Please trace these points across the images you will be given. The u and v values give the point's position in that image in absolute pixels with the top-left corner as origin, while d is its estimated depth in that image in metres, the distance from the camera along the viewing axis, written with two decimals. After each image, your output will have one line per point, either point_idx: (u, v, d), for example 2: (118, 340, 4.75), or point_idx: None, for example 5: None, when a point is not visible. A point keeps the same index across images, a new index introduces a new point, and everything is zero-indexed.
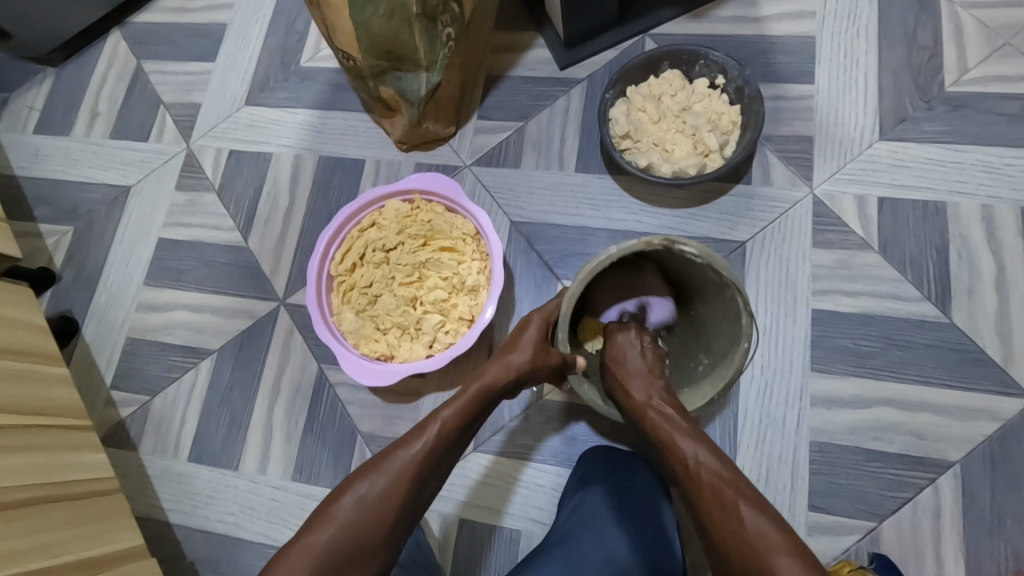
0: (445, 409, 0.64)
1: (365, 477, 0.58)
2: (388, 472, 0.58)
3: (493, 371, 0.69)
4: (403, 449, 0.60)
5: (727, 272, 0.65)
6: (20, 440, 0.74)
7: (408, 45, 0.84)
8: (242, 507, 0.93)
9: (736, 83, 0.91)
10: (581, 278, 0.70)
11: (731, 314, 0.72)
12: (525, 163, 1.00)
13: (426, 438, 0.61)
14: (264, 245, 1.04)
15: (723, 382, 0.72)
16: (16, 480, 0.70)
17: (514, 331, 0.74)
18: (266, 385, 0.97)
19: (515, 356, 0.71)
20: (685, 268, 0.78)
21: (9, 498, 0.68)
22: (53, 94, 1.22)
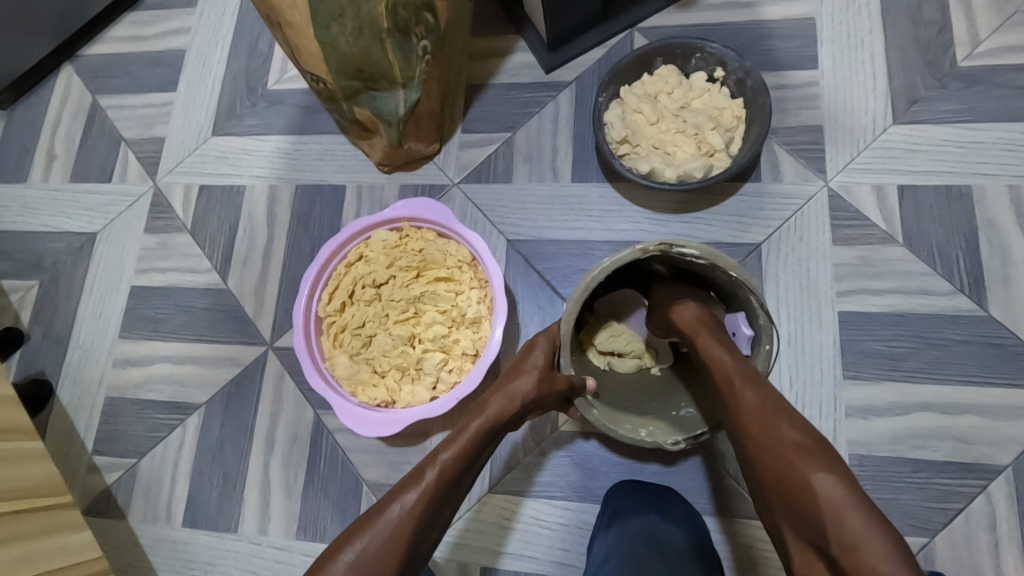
0: (447, 449, 0.59)
1: (362, 529, 0.52)
2: (388, 521, 0.53)
3: (498, 402, 0.65)
4: (404, 496, 0.55)
5: (733, 269, 0.63)
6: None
7: (381, 63, 0.77)
8: (245, 573, 0.86)
9: (737, 75, 0.85)
10: (578, 295, 0.66)
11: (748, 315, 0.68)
12: (517, 177, 0.94)
13: (425, 484, 0.56)
14: (244, 287, 0.97)
15: None
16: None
17: (519, 357, 0.70)
18: (260, 437, 0.90)
19: (520, 384, 0.66)
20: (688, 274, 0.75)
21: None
22: (6, 138, 1.15)
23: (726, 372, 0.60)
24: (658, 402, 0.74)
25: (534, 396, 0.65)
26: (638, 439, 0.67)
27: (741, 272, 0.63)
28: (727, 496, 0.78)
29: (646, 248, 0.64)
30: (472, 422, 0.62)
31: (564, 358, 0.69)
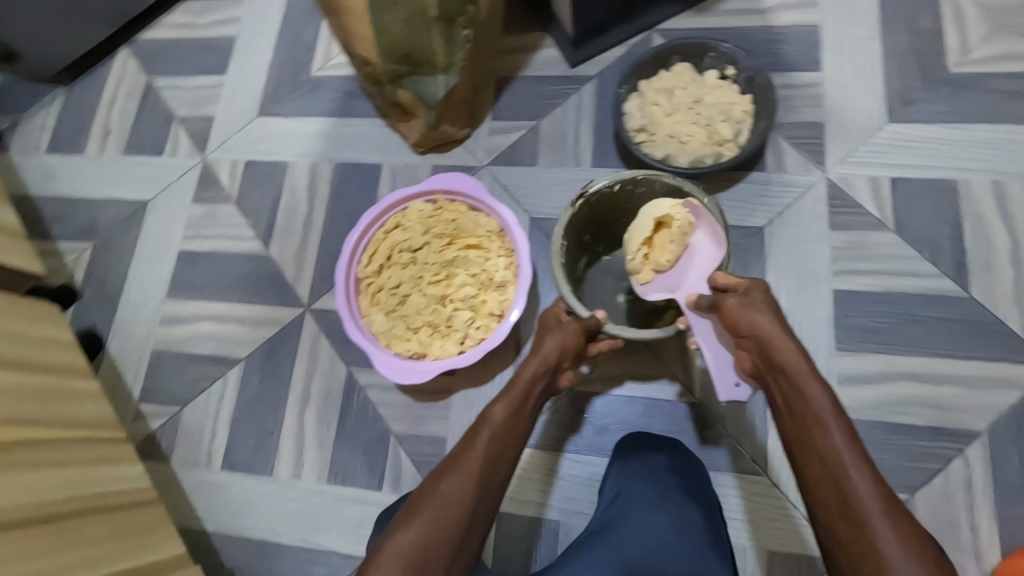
0: (501, 411, 0.63)
1: (440, 478, 0.56)
2: (462, 474, 0.56)
3: (538, 369, 0.69)
4: (470, 452, 0.58)
5: (631, 173, 0.80)
6: (51, 453, 0.73)
7: (428, 48, 0.86)
8: (278, 513, 0.93)
9: (746, 73, 0.93)
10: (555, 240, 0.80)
11: (681, 201, 0.80)
12: (541, 163, 1.02)
13: (484, 437, 0.59)
14: (285, 254, 1.05)
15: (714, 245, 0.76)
16: (51, 492, 0.70)
17: (545, 325, 0.76)
18: (296, 391, 0.97)
19: (548, 345, 0.71)
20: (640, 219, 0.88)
21: (44, 511, 0.68)
22: (65, 113, 1.23)
23: (815, 410, 0.55)
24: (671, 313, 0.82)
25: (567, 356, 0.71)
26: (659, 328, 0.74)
27: (640, 172, 0.81)
28: (727, 454, 0.85)
29: (575, 202, 0.81)
30: (519, 387, 0.66)
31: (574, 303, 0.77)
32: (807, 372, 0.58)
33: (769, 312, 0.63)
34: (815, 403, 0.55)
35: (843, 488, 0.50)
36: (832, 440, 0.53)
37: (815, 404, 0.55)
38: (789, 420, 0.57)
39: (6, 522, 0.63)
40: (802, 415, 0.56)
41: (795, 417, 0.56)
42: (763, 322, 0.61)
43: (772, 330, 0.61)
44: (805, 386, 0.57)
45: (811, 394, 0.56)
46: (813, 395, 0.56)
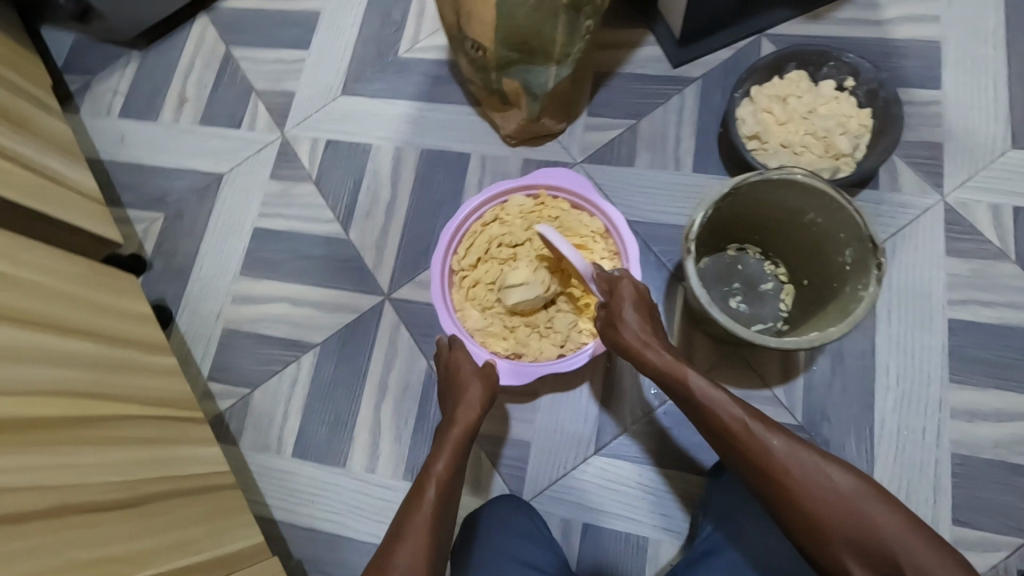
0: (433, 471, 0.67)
1: (393, 547, 0.60)
2: (412, 531, 0.60)
3: (460, 418, 0.73)
4: (412, 513, 0.63)
5: (751, 176, 0.71)
6: (138, 432, 0.70)
7: (548, 36, 0.82)
8: (350, 507, 0.90)
9: (868, 86, 0.90)
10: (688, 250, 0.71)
11: (816, 203, 0.73)
12: (639, 162, 0.98)
13: (431, 489, 0.65)
14: (366, 239, 1.02)
15: (871, 251, 0.68)
16: (141, 474, 0.66)
17: (451, 373, 0.78)
18: (372, 381, 0.94)
19: (472, 391, 0.75)
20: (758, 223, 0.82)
21: (138, 492, 0.64)
22: (138, 78, 1.18)
23: (746, 429, 0.61)
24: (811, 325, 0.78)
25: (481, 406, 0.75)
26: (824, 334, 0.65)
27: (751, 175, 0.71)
28: None
29: (687, 250, 0.71)
30: (448, 441, 0.71)
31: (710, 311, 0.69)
32: (716, 391, 0.64)
33: (639, 319, 0.71)
34: (742, 421, 0.62)
35: (795, 486, 0.57)
36: (774, 445, 0.59)
37: (742, 423, 0.61)
38: (724, 441, 0.63)
39: (104, 503, 0.59)
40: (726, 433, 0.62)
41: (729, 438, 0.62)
42: (648, 342, 0.69)
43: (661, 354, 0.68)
44: (718, 406, 0.63)
45: (722, 410, 0.63)
46: (726, 410, 0.63)
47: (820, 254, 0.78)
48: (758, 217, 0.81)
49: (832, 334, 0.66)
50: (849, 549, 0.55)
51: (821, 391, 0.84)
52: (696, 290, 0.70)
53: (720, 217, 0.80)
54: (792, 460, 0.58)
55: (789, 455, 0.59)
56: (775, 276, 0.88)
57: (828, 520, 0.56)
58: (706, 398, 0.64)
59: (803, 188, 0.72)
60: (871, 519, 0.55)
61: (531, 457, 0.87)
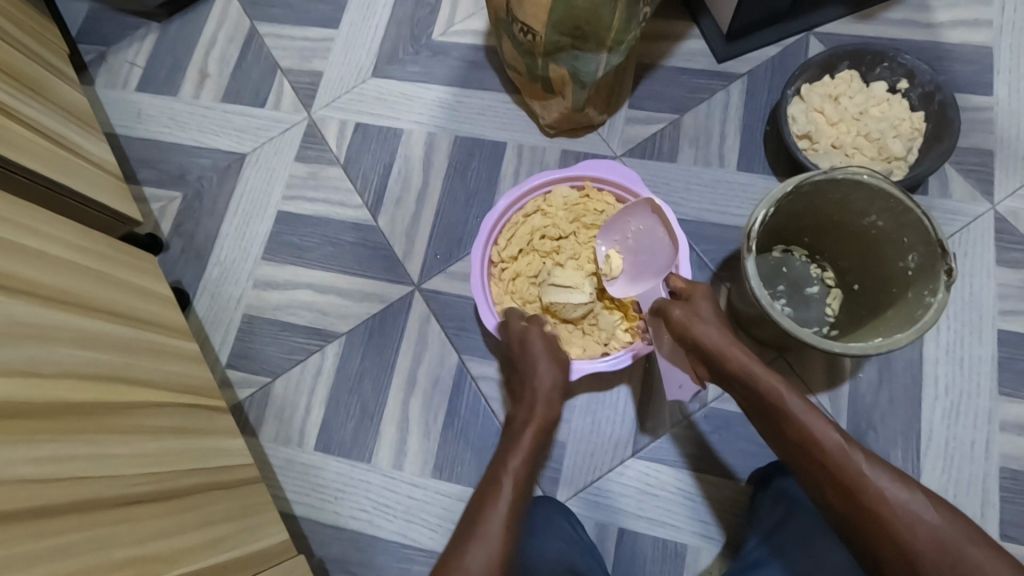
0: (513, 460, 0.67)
1: (478, 522, 0.60)
2: (496, 516, 0.60)
3: (539, 411, 0.72)
4: (491, 498, 0.62)
5: (813, 175, 0.68)
6: (166, 421, 0.66)
7: (604, 22, 0.79)
8: (376, 504, 0.88)
9: (923, 89, 0.87)
10: (748, 247, 0.68)
11: (878, 205, 0.70)
12: (682, 158, 0.96)
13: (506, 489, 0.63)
14: (396, 226, 0.98)
15: (939, 258, 0.66)
16: (171, 466, 0.62)
17: (526, 356, 0.76)
18: (401, 374, 0.91)
19: (544, 382, 0.74)
20: (813, 223, 0.80)
21: (167, 486, 0.61)
22: (157, 51, 1.12)
23: (830, 442, 0.59)
24: (867, 331, 0.75)
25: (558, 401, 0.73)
26: (894, 340, 0.63)
27: (813, 173, 0.69)
28: None
29: (748, 248, 0.68)
30: (527, 432, 0.70)
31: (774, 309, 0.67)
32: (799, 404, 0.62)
33: (722, 326, 0.68)
34: (825, 434, 0.60)
35: (871, 502, 0.56)
36: (855, 460, 0.58)
37: (825, 437, 0.60)
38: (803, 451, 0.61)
39: (134, 496, 0.56)
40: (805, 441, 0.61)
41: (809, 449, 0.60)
42: (733, 348, 0.66)
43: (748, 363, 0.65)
44: (801, 417, 0.61)
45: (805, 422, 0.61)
46: (809, 420, 0.61)
47: (877, 260, 0.76)
48: (812, 218, 0.79)
49: (900, 341, 0.64)
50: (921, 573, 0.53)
51: (868, 399, 0.82)
52: (757, 291, 0.68)
53: (774, 216, 0.78)
54: (872, 476, 0.57)
55: (869, 471, 0.57)
56: (821, 279, 0.85)
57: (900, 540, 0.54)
58: (787, 407, 0.62)
59: (869, 190, 0.69)
60: (945, 540, 0.53)
61: (565, 458, 0.84)
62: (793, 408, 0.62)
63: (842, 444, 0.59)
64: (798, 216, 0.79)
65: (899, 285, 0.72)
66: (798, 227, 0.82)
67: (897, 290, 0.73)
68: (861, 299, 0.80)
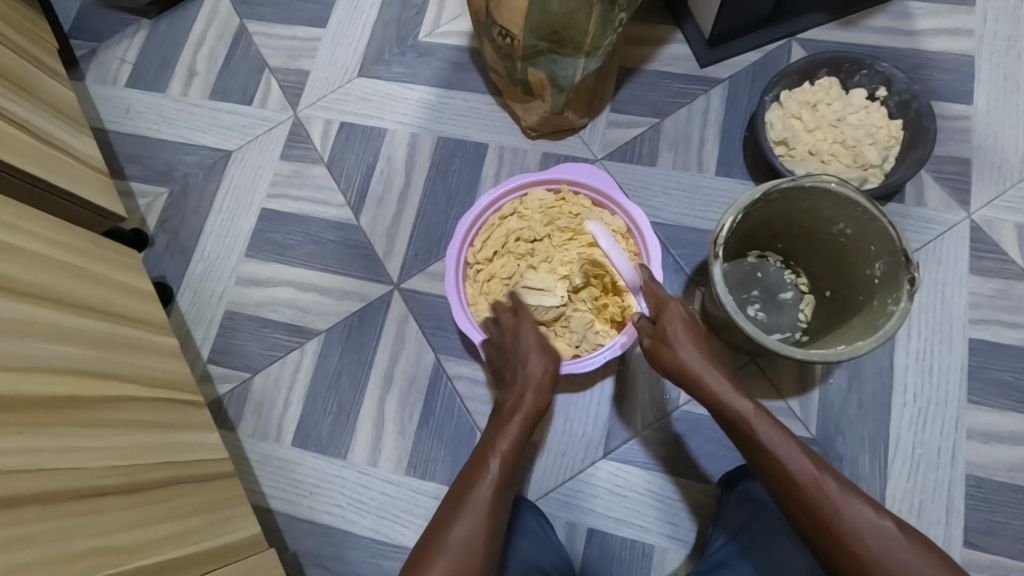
0: (511, 432, 0.68)
1: (450, 523, 0.60)
2: (479, 489, 0.63)
3: (529, 398, 0.70)
4: (469, 493, 0.62)
5: (780, 182, 0.69)
6: (138, 415, 0.67)
7: (580, 27, 0.79)
8: (351, 500, 0.89)
9: (900, 97, 0.88)
10: (716, 253, 0.69)
11: (845, 213, 0.71)
12: (661, 162, 0.96)
13: (492, 467, 0.64)
14: (377, 225, 0.99)
15: (903, 267, 0.66)
16: (141, 460, 0.64)
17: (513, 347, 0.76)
18: (378, 372, 0.93)
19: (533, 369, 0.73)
20: (785, 230, 0.80)
21: (137, 479, 0.62)
22: (147, 48, 1.13)
23: (799, 470, 0.59)
24: (835, 337, 0.76)
25: (548, 387, 0.72)
26: (855, 348, 0.64)
27: (781, 180, 0.69)
28: None
29: (714, 255, 0.69)
30: (513, 422, 0.69)
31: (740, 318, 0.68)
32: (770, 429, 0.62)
33: (698, 347, 0.68)
34: (796, 461, 0.60)
35: (842, 533, 0.56)
36: (828, 491, 0.58)
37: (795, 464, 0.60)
38: (772, 477, 0.61)
39: (102, 489, 0.57)
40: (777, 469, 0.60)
41: (780, 477, 0.60)
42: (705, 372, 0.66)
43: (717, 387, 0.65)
44: (773, 444, 0.61)
45: (776, 447, 0.61)
46: (780, 447, 0.61)
47: (847, 268, 0.77)
48: (784, 225, 0.80)
49: (861, 348, 0.64)
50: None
51: (838, 405, 0.83)
52: (722, 297, 0.68)
53: (746, 222, 0.78)
54: (845, 507, 0.57)
55: (841, 502, 0.57)
56: (794, 285, 0.85)
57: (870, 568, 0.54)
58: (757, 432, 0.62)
59: (837, 198, 0.70)
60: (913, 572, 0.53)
61: (537, 457, 0.85)
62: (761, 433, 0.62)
63: (814, 472, 0.58)
64: (770, 222, 0.79)
65: (866, 293, 0.73)
66: (770, 233, 0.82)
67: (865, 297, 0.73)
68: (831, 306, 0.81)
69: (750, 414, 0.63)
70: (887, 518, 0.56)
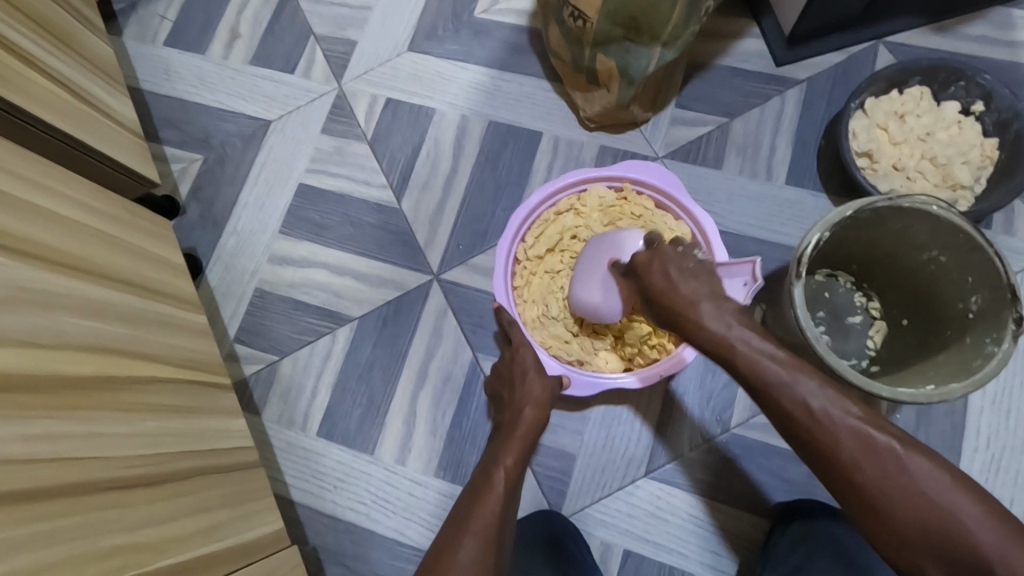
0: (511, 451, 0.63)
1: (458, 541, 0.52)
2: (489, 508, 0.56)
3: (527, 415, 0.67)
4: (477, 508, 0.55)
5: (874, 201, 0.63)
6: (167, 398, 0.63)
7: (663, 15, 0.73)
8: (376, 497, 0.85)
9: (999, 114, 0.81)
10: (798, 272, 0.63)
11: (942, 238, 0.65)
12: (727, 166, 0.90)
13: (496, 486, 0.58)
14: (419, 211, 0.94)
15: (1005, 306, 0.60)
16: (168, 449, 0.59)
17: (512, 363, 0.73)
18: (412, 366, 0.88)
19: (530, 386, 0.69)
20: (865, 250, 0.74)
21: (164, 469, 0.58)
22: (189, 5, 1.07)
23: (818, 408, 0.51)
24: (914, 372, 0.70)
25: (546, 402, 0.68)
26: (947, 389, 0.58)
27: (875, 199, 0.63)
28: None
29: (796, 274, 0.63)
30: (513, 440, 0.64)
31: (806, 326, 0.62)
32: (781, 361, 0.54)
33: (691, 271, 0.60)
34: (810, 393, 0.52)
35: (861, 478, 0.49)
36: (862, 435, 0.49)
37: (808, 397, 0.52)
38: (812, 439, 0.51)
39: (128, 480, 0.53)
40: (807, 420, 0.51)
41: (829, 433, 0.50)
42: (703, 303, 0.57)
43: (722, 324, 0.56)
44: (790, 388, 0.52)
45: (799, 392, 0.52)
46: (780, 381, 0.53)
47: (933, 297, 0.71)
48: (865, 245, 0.73)
49: (954, 391, 0.59)
50: (914, 542, 0.47)
51: None
52: (801, 320, 0.63)
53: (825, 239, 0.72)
54: (900, 452, 0.48)
55: (899, 451, 0.48)
56: (865, 309, 0.79)
57: (913, 516, 0.47)
58: (768, 373, 0.53)
59: (934, 222, 0.64)
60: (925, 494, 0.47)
61: (575, 470, 0.81)
62: (789, 381, 0.53)
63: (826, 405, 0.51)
64: (851, 241, 0.73)
65: (957, 327, 0.67)
66: (847, 252, 0.76)
67: (953, 331, 0.67)
68: (908, 337, 0.75)
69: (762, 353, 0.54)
70: (921, 453, 0.48)
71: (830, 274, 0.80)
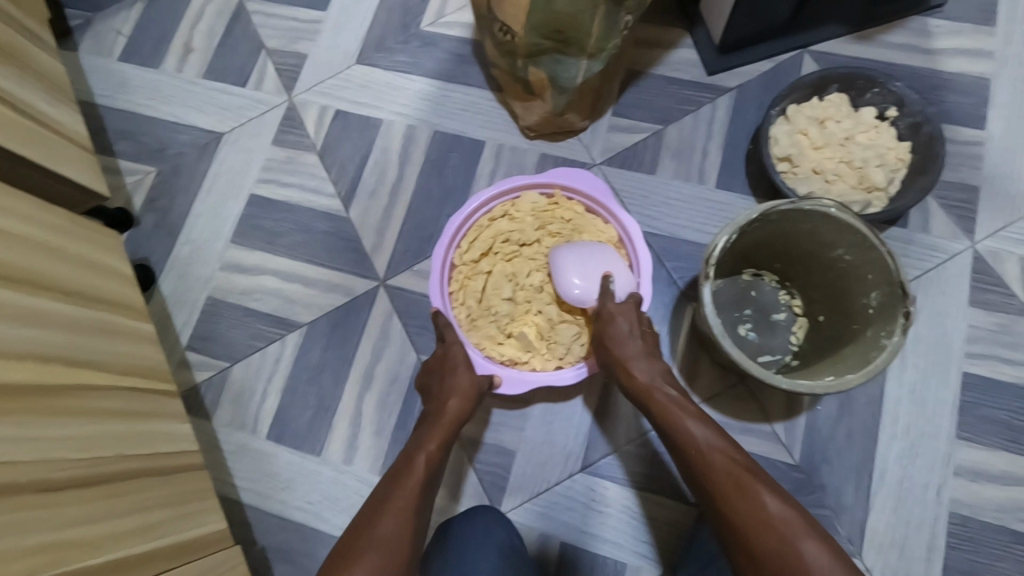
0: (433, 439, 0.66)
1: (375, 520, 0.57)
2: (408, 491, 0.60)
3: (452, 406, 0.70)
4: (397, 489, 0.60)
5: (780, 203, 0.66)
6: (108, 403, 0.66)
7: (584, 28, 0.76)
8: (324, 497, 0.88)
9: (912, 118, 0.85)
10: (709, 270, 0.67)
11: (846, 237, 0.69)
12: (661, 171, 0.94)
13: (416, 470, 0.62)
14: (367, 218, 0.97)
15: (900, 301, 0.64)
16: (105, 450, 0.62)
17: (443, 361, 0.75)
18: (359, 369, 0.91)
19: (457, 380, 0.72)
20: (784, 248, 0.78)
21: (101, 470, 0.60)
22: (144, 21, 1.10)
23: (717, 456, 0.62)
24: (829, 363, 0.73)
25: (472, 395, 0.71)
26: (845, 380, 0.62)
27: (779, 201, 0.67)
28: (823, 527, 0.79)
29: (706, 275, 0.67)
30: (436, 430, 0.67)
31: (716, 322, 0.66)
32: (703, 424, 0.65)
33: (636, 332, 0.72)
34: (742, 481, 0.59)
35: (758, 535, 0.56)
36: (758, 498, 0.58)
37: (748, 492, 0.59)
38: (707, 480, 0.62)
39: (63, 481, 0.55)
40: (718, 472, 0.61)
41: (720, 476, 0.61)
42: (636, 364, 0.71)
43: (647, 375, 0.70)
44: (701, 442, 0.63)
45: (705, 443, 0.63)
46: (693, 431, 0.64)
47: (845, 292, 0.74)
48: (781, 245, 0.77)
49: (851, 381, 0.62)
50: None
51: (826, 432, 0.82)
52: (711, 318, 0.66)
53: (742, 241, 0.76)
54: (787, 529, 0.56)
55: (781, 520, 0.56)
56: (789, 306, 0.83)
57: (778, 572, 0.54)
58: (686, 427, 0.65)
59: (836, 222, 0.68)
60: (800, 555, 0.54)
61: (514, 466, 0.84)
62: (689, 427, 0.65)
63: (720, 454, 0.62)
64: (770, 240, 0.77)
65: (864, 320, 0.70)
66: (769, 251, 0.79)
67: (860, 324, 0.71)
68: (825, 333, 0.78)
69: (753, 486, 0.59)
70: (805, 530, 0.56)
71: (756, 271, 0.83)
